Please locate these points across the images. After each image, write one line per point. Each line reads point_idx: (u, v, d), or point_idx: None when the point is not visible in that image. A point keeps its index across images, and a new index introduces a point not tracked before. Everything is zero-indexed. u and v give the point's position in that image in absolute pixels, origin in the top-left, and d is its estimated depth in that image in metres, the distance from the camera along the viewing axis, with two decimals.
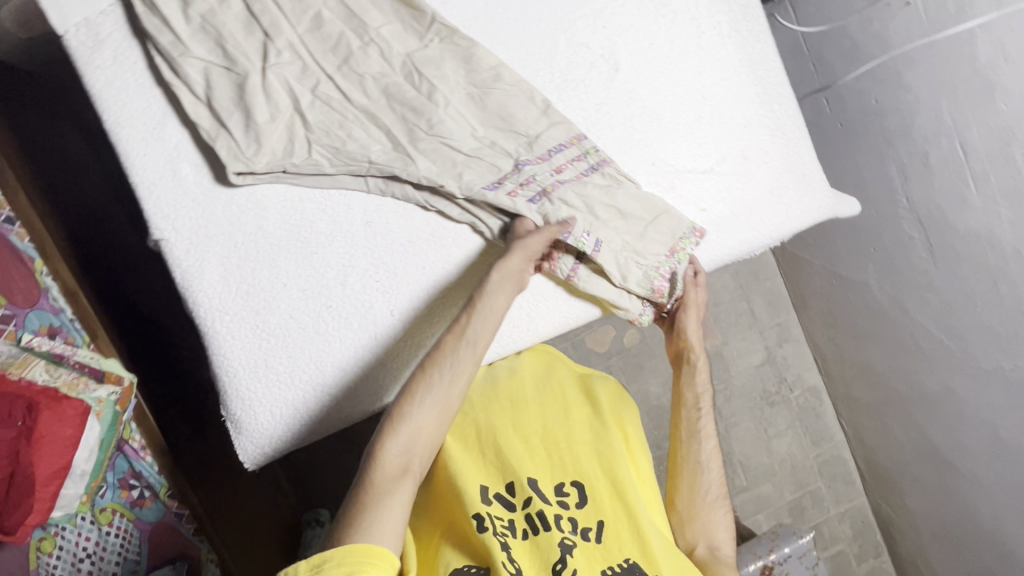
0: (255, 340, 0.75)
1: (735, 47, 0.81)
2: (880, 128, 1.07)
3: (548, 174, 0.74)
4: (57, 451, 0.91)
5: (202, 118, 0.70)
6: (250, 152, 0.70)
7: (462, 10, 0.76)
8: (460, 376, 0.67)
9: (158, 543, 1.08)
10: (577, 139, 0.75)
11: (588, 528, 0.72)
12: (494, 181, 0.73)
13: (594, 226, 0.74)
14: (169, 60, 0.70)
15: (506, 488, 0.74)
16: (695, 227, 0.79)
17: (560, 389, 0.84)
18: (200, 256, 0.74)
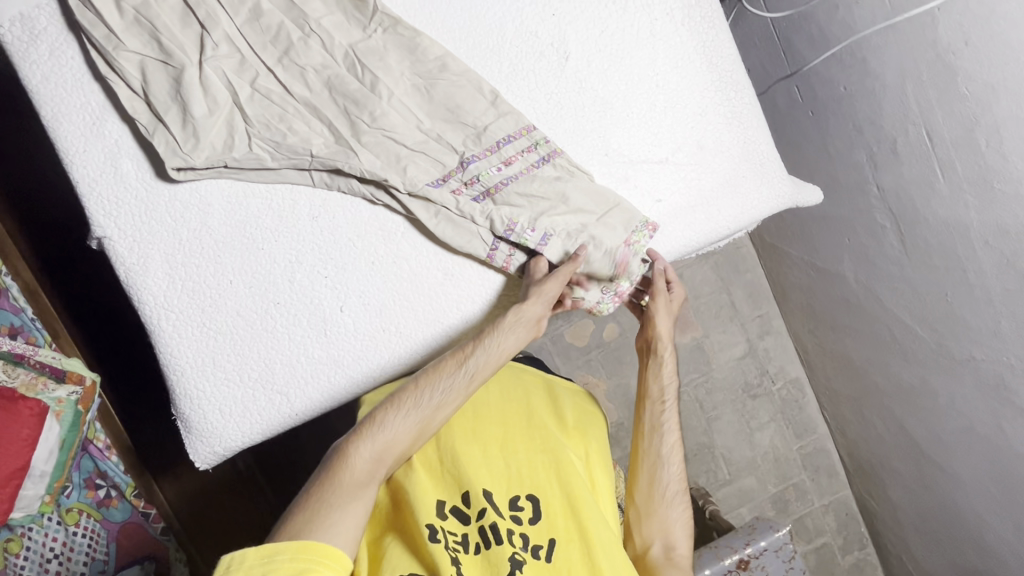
0: (202, 338, 0.75)
1: (690, 33, 0.79)
2: (849, 116, 1.05)
3: (493, 169, 0.73)
4: (14, 452, 0.91)
5: (140, 113, 0.70)
6: (188, 147, 0.69)
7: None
8: (449, 399, 0.70)
9: (127, 542, 1.09)
10: (526, 131, 0.73)
11: (539, 545, 0.69)
12: (439, 178, 0.73)
13: (541, 221, 0.74)
14: (104, 54, 0.69)
15: (462, 500, 0.72)
16: (649, 221, 0.77)
17: (523, 395, 0.82)
18: (143, 253, 0.73)
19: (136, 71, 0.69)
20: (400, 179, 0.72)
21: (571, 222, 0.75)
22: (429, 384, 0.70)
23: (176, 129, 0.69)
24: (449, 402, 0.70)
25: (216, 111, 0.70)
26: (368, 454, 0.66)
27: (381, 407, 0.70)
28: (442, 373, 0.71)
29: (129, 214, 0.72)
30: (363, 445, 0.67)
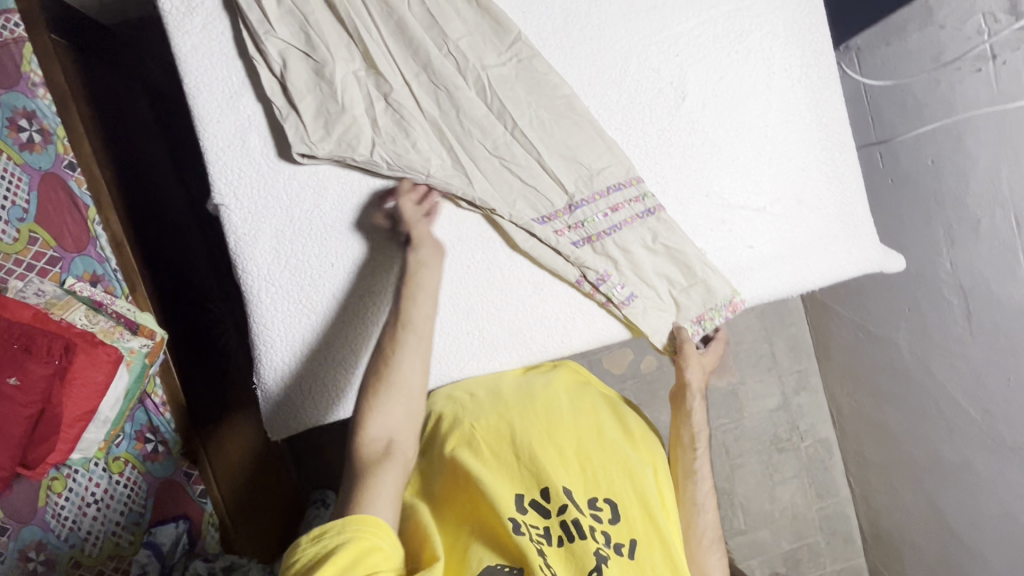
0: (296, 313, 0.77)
1: (804, 91, 0.80)
2: (932, 190, 1.06)
3: (599, 216, 0.77)
4: (85, 396, 0.93)
5: (278, 95, 0.73)
6: (314, 138, 0.73)
7: (539, 22, 0.77)
8: (416, 364, 0.66)
9: (163, 499, 1.13)
10: (635, 181, 0.78)
11: (621, 543, 0.72)
12: (545, 215, 0.77)
13: (630, 281, 0.79)
14: (255, 36, 0.73)
15: (541, 495, 0.73)
16: (731, 298, 0.79)
17: (592, 408, 0.85)
18: (256, 225, 0.76)
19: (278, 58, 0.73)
20: (506, 209, 0.76)
21: (658, 285, 0.79)
22: (394, 353, 0.65)
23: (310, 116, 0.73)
24: (420, 366, 0.66)
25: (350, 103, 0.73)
26: (379, 431, 0.63)
27: (364, 392, 0.64)
28: (405, 337, 0.66)
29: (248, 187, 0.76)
30: (370, 423, 0.63)
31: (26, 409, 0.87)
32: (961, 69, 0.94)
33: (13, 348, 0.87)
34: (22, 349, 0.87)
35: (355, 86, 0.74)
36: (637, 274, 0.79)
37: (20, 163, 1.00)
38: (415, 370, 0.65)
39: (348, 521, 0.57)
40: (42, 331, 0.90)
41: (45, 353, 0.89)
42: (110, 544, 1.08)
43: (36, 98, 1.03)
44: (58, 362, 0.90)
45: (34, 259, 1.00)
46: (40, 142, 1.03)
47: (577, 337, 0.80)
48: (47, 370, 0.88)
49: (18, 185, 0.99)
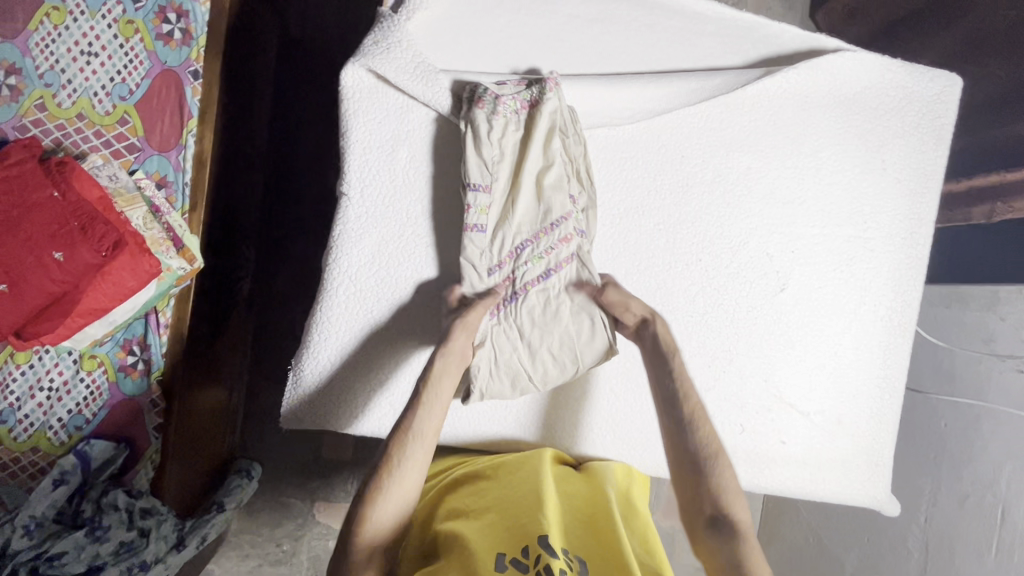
0: (354, 335, 0.80)
1: (882, 331, 0.87)
2: (936, 450, 1.12)
3: (530, 270, 0.78)
4: (107, 294, 0.87)
5: (471, 163, 0.75)
6: (487, 180, 0.75)
7: (692, 172, 0.83)
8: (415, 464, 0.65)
9: (114, 415, 1.08)
10: (509, 256, 0.78)
11: None
12: (513, 293, 0.78)
13: (518, 318, 0.78)
14: (473, 127, 0.75)
15: (521, 552, 0.66)
16: (491, 264, 0.77)
17: (581, 494, 0.80)
18: (365, 227, 0.79)
19: (473, 201, 0.75)
20: None
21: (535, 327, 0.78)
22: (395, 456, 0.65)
23: (474, 164, 0.75)
24: (421, 459, 0.65)
25: (486, 158, 0.75)
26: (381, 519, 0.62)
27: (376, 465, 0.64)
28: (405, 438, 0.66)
29: (365, 208, 0.79)
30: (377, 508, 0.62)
31: (54, 287, 0.84)
32: (1004, 361, 1.00)
33: (71, 224, 0.85)
34: (78, 229, 0.85)
35: (506, 170, 0.77)
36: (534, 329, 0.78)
37: (152, 50, 1.05)
38: (411, 471, 0.64)
39: None
40: (105, 218, 0.87)
41: (97, 240, 0.85)
42: (39, 435, 1.06)
43: (195, 1, 1.05)
44: (102, 253, 0.86)
45: (116, 138, 1.04)
46: (179, 39, 1.06)
47: (608, 445, 0.90)
48: (91, 259, 0.85)
49: (136, 68, 1.05)
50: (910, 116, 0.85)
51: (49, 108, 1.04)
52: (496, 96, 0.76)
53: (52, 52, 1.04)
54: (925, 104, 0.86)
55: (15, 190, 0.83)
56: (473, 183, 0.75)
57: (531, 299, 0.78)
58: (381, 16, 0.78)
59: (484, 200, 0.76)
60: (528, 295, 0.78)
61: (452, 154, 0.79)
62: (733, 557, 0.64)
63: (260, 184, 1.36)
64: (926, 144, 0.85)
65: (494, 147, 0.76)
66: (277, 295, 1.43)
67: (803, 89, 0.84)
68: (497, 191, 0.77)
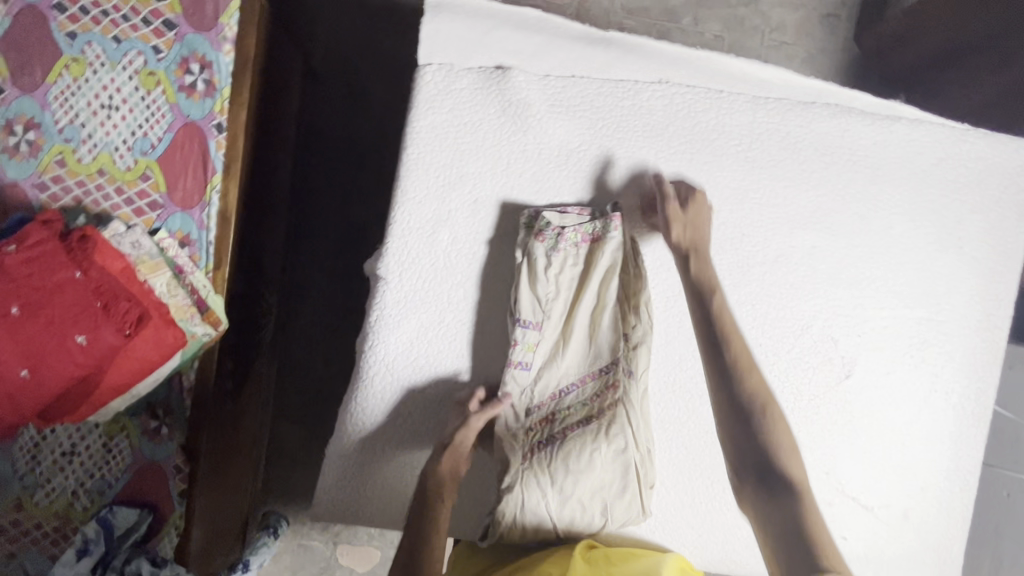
0: (390, 428, 0.76)
1: (954, 418, 0.80)
2: (998, 524, 1.06)
3: (572, 415, 0.73)
4: (132, 372, 0.83)
5: (525, 300, 0.72)
6: (545, 317, 0.73)
7: (753, 251, 0.77)
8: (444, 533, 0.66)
9: (138, 480, 1.04)
10: (550, 397, 0.74)
11: None
12: (549, 438, 0.73)
13: (552, 465, 0.71)
14: (530, 262, 0.72)
15: None
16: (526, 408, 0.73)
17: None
18: (404, 315, 0.74)
19: (524, 340, 0.72)
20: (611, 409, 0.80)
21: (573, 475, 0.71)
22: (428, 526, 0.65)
23: (528, 301, 0.72)
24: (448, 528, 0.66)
25: (544, 288, 0.72)
26: None
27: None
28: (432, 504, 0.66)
29: (405, 293, 0.73)
30: None
31: (76, 370, 0.79)
32: None
33: (93, 303, 0.80)
34: (101, 307, 0.80)
35: (560, 301, 0.73)
36: (569, 481, 0.71)
37: (174, 103, 1.01)
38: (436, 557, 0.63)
39: None
40: (129, 294, 0.83)
41: (121, 318, 0.81)
42: (62, 501, 1.03)
43: (219, 51, 1.01)
44: (126, 331, 0.82)
45: (137, 195, 1.00)
46: (202, 90, 1.01)
47: (661, 531, 0.79)
48: (114, 339, 0.80)
49: (157, 122, 1.01)
50: (991, 190, 0.79)
51: (69, 164, 1.00)
52: (558, 230, 0.72)
53: (71, 105, 1.00)
54: (1006, 176, 0.79)
55: (35, 272, 0.79)
56: (524, 320, 0.72)
57: (572, 444, 0.72)
58: (420, 88, 0.72)
59: (533, 337, 0.72)
60: (568, 440, 0.72)
61: (497, 236, 0.75)
62: (795, 523, 0.60)
63: (282, 227, 1.31)
64: (1008, 220, 0.78)
65: (549, 284, 0.72)
66: (300, 340, 1.39)
67: (874, 161, 0.77)
68: (546, 329, 0.73)
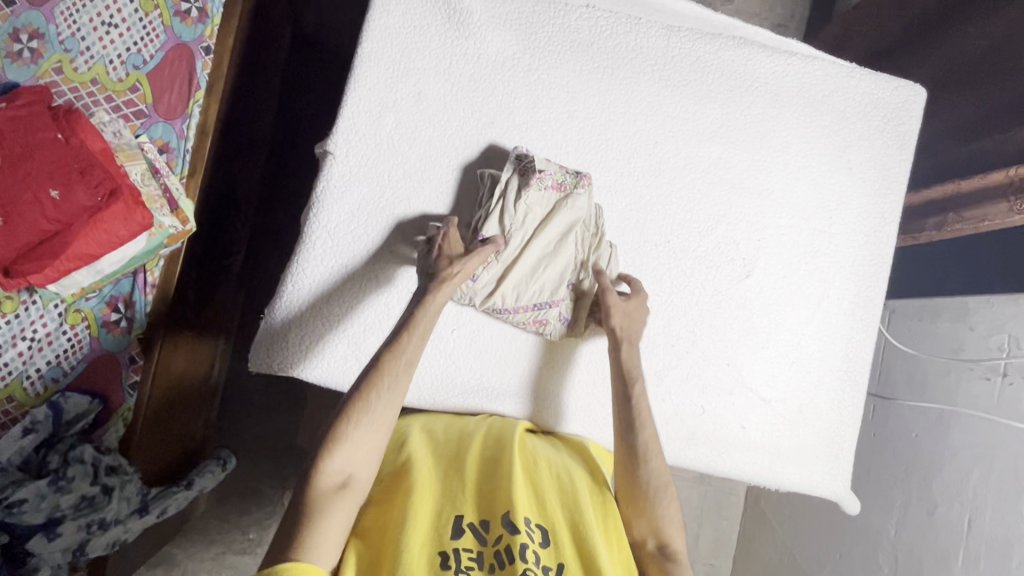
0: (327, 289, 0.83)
1: (844, 323, 0.89)
2: (907, 462, 1.12)
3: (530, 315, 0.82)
4: (97, 241, 0.90)
5: (492, 226, 0.79)
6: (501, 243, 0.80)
7: (665, 158, 0.87)
8: (393, 395, 0.69)
9: (92, 369, 1.09)
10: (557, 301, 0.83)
11: (549, 566, 0.67)
12: (508, 308, 0.82)
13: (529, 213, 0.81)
14: (509, 199, 0.80)
15: (480, 522, 0.70)
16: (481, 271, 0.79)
17: (545, 452, 0.80)
18: (348, 186, 0.82)
19: (478, 291, 0.80)
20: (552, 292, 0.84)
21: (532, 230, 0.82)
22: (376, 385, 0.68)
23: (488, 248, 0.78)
24: (395, 401, 0.69)
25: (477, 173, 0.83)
26: (341, 465, 0.65)
27: (339, 417, 0.67)
28: (384, 373, 0.69)
29: (350, 167, 0.82)
30: (333, 456, 0.65)
31: (48, 226, 0.88)
32: (972, 370, 1.01)
33: (70, 166, 0.89)
34: (77, 172, 0.90)
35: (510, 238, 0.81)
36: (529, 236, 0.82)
37: (169, 26, 1.12)
38: (386, 408, 0.68)
39: (290, 565, 0.58)
40: (106, 168, 0.92)
41: (94, 184, 0.90)
42: (15, 386, 1.05)
43: None
44: (97, 199, 0.91)
45: (125, 103, 1.09)
46: (195, 16, 1.12)
47: (570, 420, 0.89)
48: (86, 202, 0.90)
49: (152, 41, 1.11)
50: (876, 121, 0.90)
51: (65, 72, 1.07)
52: (541, 172, 0.80)
53: (74, 20, 1.08)
54: (889, 111, 0.90)
55: (19, 129, 0.87)
56: (486, 235, 0.79)
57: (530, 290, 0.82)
58: None
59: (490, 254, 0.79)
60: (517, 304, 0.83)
61: (437, 128, 0.84)
62: None
63: (260, 166, 1.41)
64: (890, 147, 0.89)
65: (519, 215, 0.80)
66: (268, 278, 1.45)
67: (773, 88, 0.88)
68: (492, 273, 0.81)
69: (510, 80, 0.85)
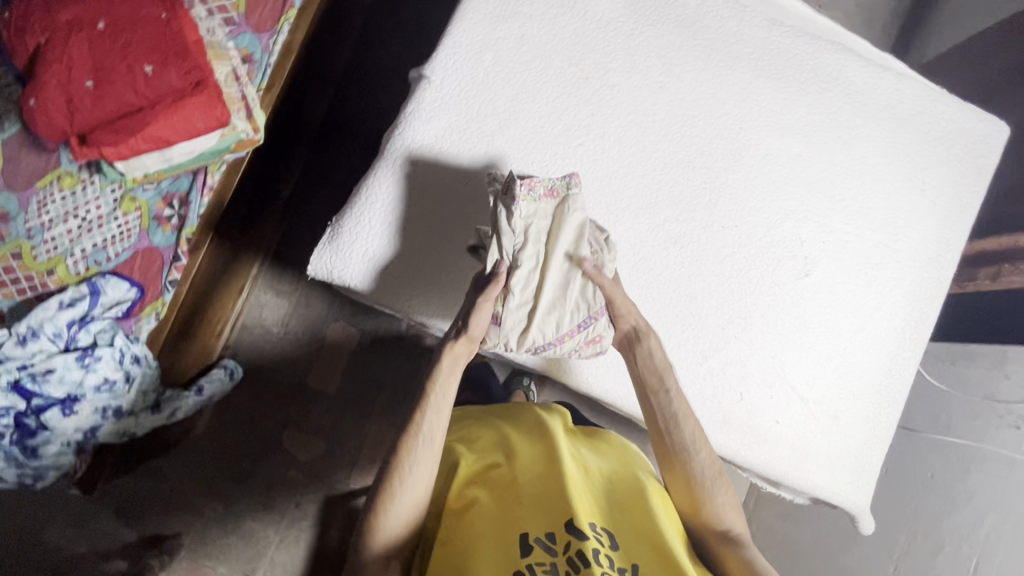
0: (398, 208, 0.83)
1: (892, 340, 0.89)
2: (918, 500, 1.11)
3: (571, 343, 0.78)
4: (176, 125, 0.92)
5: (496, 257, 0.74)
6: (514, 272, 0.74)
7: (747, 145, 0.87)
8: (419, 476, 0.68)
9: (136, 261, 1.07)
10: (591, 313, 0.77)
11: (624, 568, 0.64)
12: (551, 341, 0.77)
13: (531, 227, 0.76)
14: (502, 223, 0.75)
15: (546, 532, 0.66)
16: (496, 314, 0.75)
17: (589, 459, 0.77)
18: (437, 111, 0.83)
19: (510, 332, 0.76)
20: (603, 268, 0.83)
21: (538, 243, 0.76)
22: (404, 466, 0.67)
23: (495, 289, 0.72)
24: (423, 481, 0.68)
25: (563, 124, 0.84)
26: (383, 545, 0.66)
27: (371, 506, 0.66)
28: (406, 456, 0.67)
29: (443, 92, 0.83)
30: (376, 539, 0.66)
31: (134, 101, 0.90)
32: (1002, 417, 1.02)
33: (167, 48, 0.91)
34: (172, 55, 0.91)
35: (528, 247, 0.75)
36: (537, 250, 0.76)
37: None
38: (414, 488, 0.67)
39: None
40: (196, 55, 0.93)
41: (185, 70, 0.91)
42: (58, 261, 1.03)
43: None
44: (184, 85, 0.92)
45: (221, 3, 1.07)
46: None
47: (598, 384, 0.90)
48: (173, 86, 0.91)
49: None
50: (957, 148, 0.91)
51: None
52: (529, 184, 0.76)
53: None
54: (971, 142, 0.92)
55: (128, 3, 0.90)
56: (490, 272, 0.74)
57: (568, 321, 0.77)
58: None
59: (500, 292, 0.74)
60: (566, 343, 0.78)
61: (531, 72, 0.84)
62: None
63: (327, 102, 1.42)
64: (966, 177, 0.90)
65: (517, 235, 0.75)
66: None
67: (862, 97, 0.90)
68: (519, 315, 0.76)
69: (610, 43, 0.86)
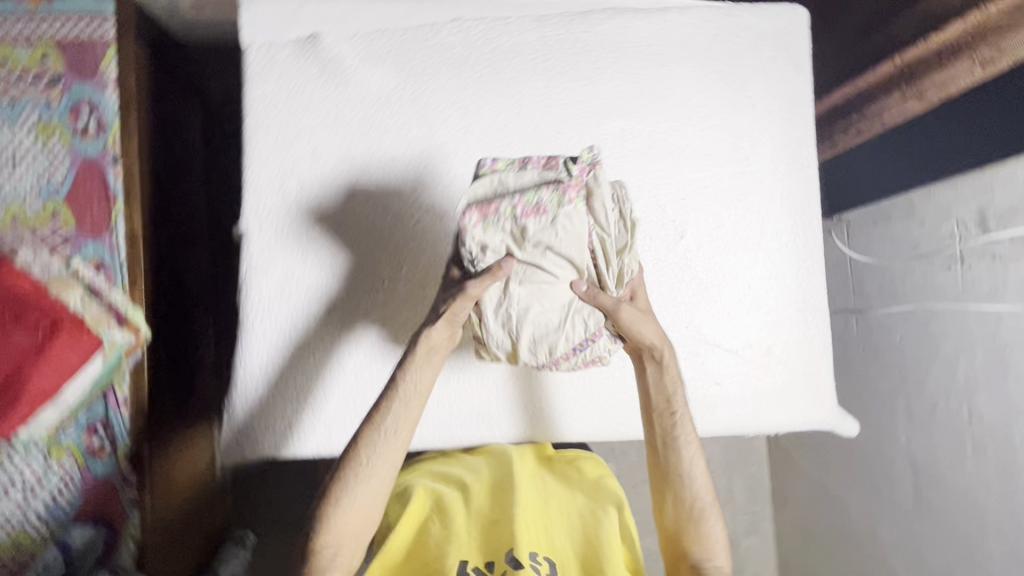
0: (277, 365, 0.84)
1: (790, 256, 0.89)
2: (899, 368, 1.11)
3: (576, 357, 0.78)
4: (51, 373, 0.95)
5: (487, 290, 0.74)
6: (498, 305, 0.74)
7: (571, 145, 0.87)
8: (371, 478, 0.72)
9: (92, 500, 1.04)
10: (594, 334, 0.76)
11: None
12: (546, 360, 0.77)
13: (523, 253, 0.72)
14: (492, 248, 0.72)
15: (486, 562, 0.78)
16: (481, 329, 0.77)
17: (560, 494, 0.88)
18: (268, 260, 0.84)
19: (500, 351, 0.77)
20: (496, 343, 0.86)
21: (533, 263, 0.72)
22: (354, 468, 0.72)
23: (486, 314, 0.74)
24: (376, 478, 0.72)
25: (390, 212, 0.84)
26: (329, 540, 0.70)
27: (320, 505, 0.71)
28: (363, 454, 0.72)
29: (265, 240, 0.84)
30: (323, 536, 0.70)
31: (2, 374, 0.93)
32: (933, 264, 1.01)
33: (5, 314, 0.94)
34: (13, 317, 0.95)
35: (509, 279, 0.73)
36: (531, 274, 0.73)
37: (71, 146, 1.04)
38: (365, 488, 0.71)
39: None
40: (37, 306, 0.97)
41: (32, 324, 0.95)
42: (20, 534, 1.02)
43: (105, 92, 1.04)
44: (40, 336, 0.95)
45: (51, 233, 1.03)
46: (94, 130, 1.04)
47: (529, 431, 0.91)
48: (28, 343, 0.94)
49: (59, 165, 1.04)
50: (767, 51, 0.90)
51: None
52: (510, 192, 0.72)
53: None
54: (777, 38, 0.90)
55: None
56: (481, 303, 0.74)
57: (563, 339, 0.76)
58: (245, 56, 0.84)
59: (484, 316, 0.75)
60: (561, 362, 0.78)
61: (338, 180, 0.85)
62: None
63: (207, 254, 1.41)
64: (787, 73, 0.89)
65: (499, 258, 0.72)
66: None
67: (657, 47, 0.88)
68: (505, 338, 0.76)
69: (399, 114, 0.85)
